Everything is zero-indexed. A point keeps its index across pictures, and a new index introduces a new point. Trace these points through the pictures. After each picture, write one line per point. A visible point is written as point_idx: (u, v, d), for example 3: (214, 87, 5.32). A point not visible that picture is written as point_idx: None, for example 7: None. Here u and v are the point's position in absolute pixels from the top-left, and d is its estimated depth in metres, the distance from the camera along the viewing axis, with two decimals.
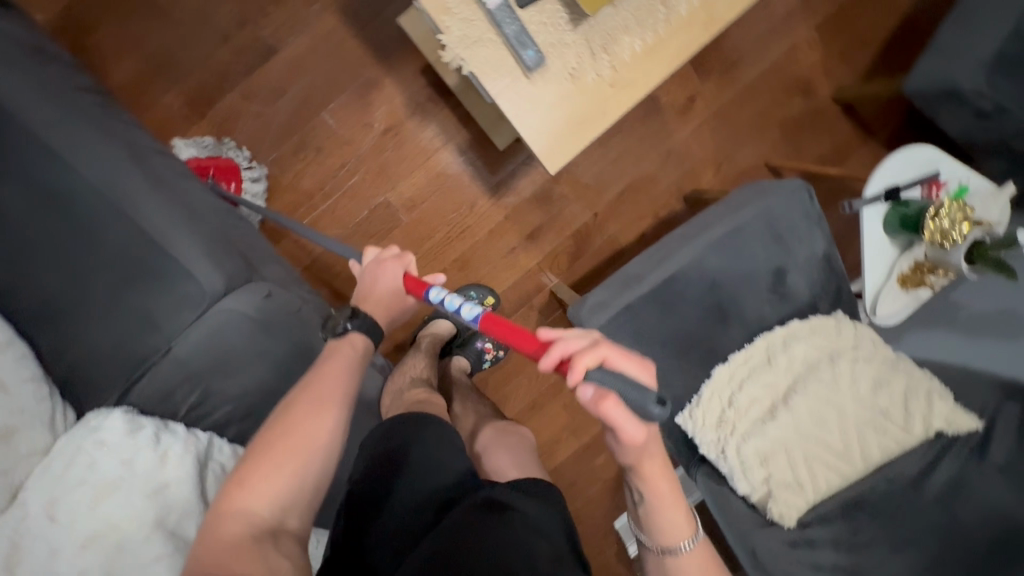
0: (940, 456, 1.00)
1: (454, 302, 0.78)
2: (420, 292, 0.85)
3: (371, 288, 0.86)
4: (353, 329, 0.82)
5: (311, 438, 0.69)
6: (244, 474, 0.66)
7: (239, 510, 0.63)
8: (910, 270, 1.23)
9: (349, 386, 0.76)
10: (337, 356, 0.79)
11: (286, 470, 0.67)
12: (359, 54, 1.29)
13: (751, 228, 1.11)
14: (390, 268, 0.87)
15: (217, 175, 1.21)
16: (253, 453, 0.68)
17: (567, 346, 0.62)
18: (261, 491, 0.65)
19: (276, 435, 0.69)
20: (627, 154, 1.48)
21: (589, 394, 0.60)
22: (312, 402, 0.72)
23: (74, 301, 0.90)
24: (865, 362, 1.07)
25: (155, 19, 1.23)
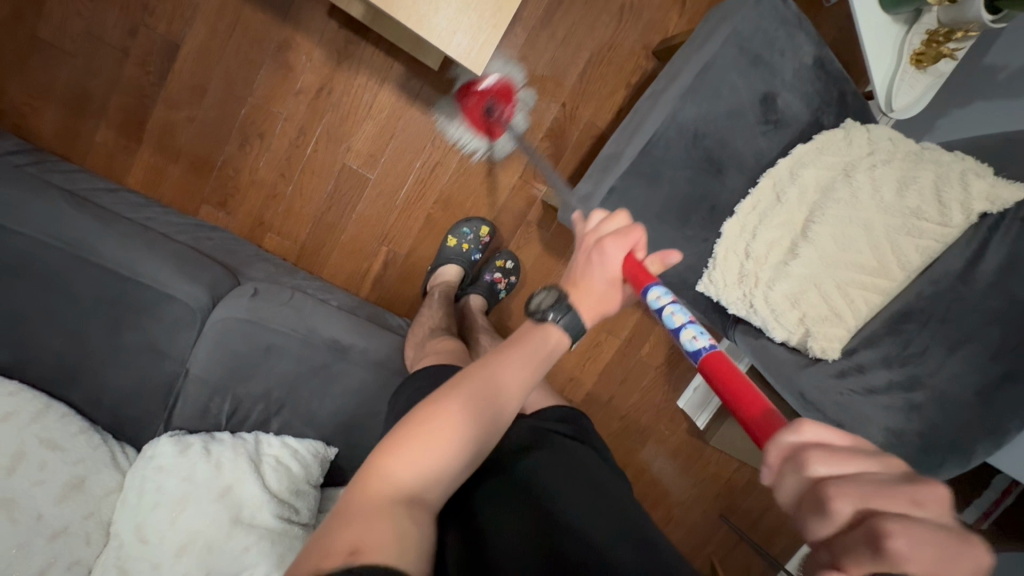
0: (988, 238, 0.89)
1: (676, 318, 0.62)
2: (638, 285, 0.65)
3: (585, 278, 0.67)
4: (557, 323, 0.66)
5: (482, 403, 0.60)
6: (398, 440, 0.56)
7: (388, 472, 0.54)
8: (923, 45, 1.06)
9: (526, 381, 0.64)
10: (541, 338, 0.67)
11: (445, 449, 0.56)
12: (260, 20, 1.20)
13: (723, 58, 0.96)
14: (613, 246, 0.66)
15: (498, 97, 1.32)
16: (414, 416, 0.58)
17: (784, 493, 0.41)
18: (417, 454, 0.55)
19: (447, 400, 0.59)
20: (577, 26, 1.32)
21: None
22: (503, 360, 0.64)
23: (85, 355, 0.93)
24: (886, 165, 0.95)
25: (52, 57, 1.17)
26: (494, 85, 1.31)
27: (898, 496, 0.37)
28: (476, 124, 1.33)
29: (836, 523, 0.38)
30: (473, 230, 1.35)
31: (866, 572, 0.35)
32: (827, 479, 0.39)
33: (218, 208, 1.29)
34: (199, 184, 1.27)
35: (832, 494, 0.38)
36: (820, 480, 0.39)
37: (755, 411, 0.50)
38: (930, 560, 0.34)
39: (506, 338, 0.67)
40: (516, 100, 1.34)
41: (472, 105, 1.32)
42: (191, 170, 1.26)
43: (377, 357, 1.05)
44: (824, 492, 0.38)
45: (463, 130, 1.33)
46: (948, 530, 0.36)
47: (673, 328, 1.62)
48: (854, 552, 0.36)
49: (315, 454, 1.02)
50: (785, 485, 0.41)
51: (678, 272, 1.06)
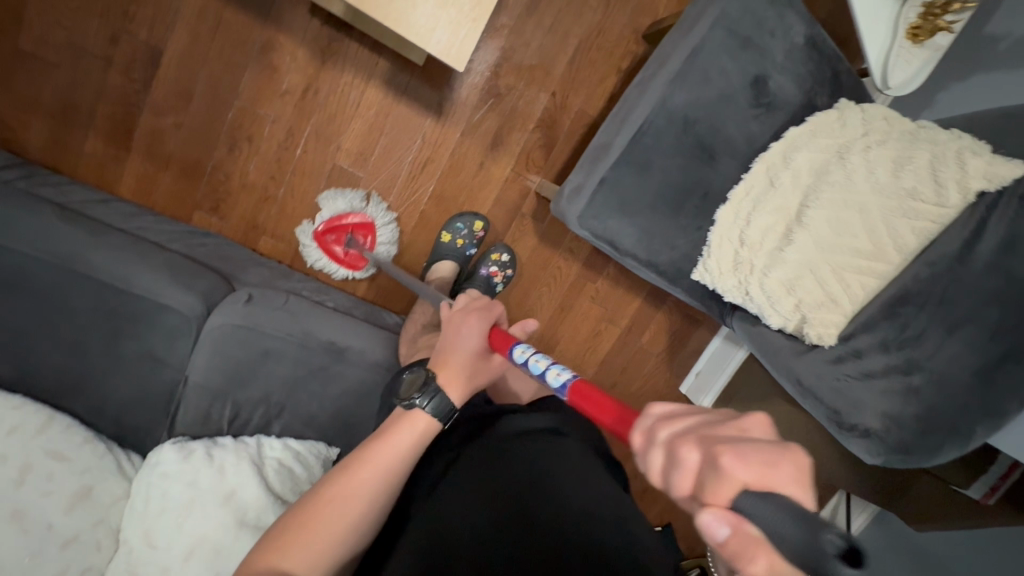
0: (985, 219, 0.86)
1: (539, 365, 0.73)
2: (502, 348, 0.79)
3: (450, 355, 0.78)
4: (426, 405, 0.72)
5: (345, 506, 0.67)
6: (274, 542, 0.65)
7: (268, 575, 0.62)
8: (919, 18, 1.03)
9: (395, 469, 0.70)
10: (401, 430, 0.72)
11: (315, 547, 0.65)
12: (241, 21, 1.18)
13: (711, 42, 0.94)
14: (478, 321, 0.80)
15: (355, 232, 1.28)
16: (299, 511, 0.67)
17: (650, 469, 0.45)
18: (295, 556, 0.63)
19: (327, 496, 0.67)
20: (564, 12, 1.30)
21: (724, 532, 0.38)
22: (362, 460, 0.69)
23: (84, 366, 0.94)
24: (880, 146, 0.94)
25: (36, 68, 1.16)
26: (346, 218, 1.27)
27: (726, 427, 0.43)
28: (337, 254, 1.29)
29: (689, 471, 0.41)
30: (466, 224, 1.34)
31: (721, 497, 0.39)
32: (671, 439, 0.44)
33: (211, 214, 1.29)
34: (190, 190, 1.27)
35: (678, 445, 0.42)
36: (670, 444, 0.44)
37: (608, 416, 0.61)
38: (759, 470, 0.39)
39: (386, 424, 0.74)
40: (377, 231, 1.30)
41: (331, 242, 1.29)
42: (182, 176, 1.26)
43: (373, 357, 1.06)
44: (672, 446, 0.43)
45: (322, 257, 1.29)
46: (770, 445, 0.41)
47: (672, 315, 1.62)
48: (708, 486, 0.40)
49: (317, 456, 1.03)
50: (651, 461, 0.45)
51: (673, 262, 1.05)
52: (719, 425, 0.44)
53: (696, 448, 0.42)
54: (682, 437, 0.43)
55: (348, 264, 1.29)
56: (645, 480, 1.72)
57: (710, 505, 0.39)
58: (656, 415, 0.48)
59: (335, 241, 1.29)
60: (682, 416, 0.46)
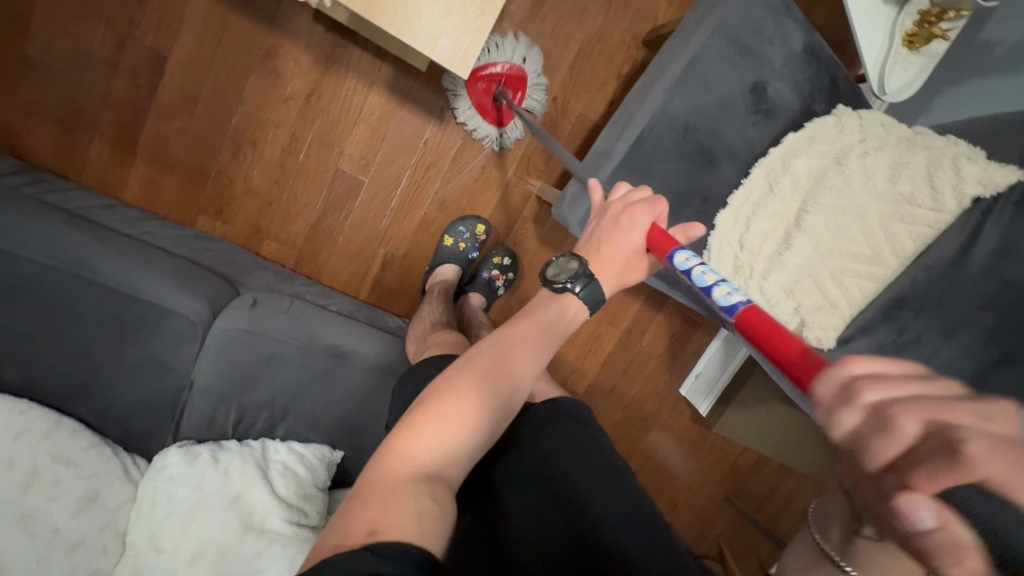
0: (982, 223, 0.88)
1: (706, 278, 0.60)
2: (663, 252, 0.65)
3: (607, 242, 0.69)
4: (580, 294, 0.68)
5: (491, 382, 0.61)
6: (417, 417, 0.57)
7: (409, 451, 0.54)
8: (915, 26, 1.05)
9: (533, 366, 0.65)
10: (550, 315, 0.68)
11: (462, 425, 0.57)
12: (245, 28, 1.19)
13: (710, 51, 0.96)
14: (641, 216, 0.69)
15: (508, 85, 1.29)
16: (438, 393, 0.59)
17: (839, 424, 0.38)
18: (434, 431, 0.55)
19: (465, 382, 0.60)
20: (566, 18, 1.31)
21: (930, 521, 0.35)
22: (505, 342, 0.65)
23: (90, 372, 0.95)
24: (878, 152, 0.95)
25: (42, 74, 1.17)
26: (506, 73, 1.28)
27: (958, 405, 0.36)
28: (484, 104, 1.30)
29: (900, 441, 0.36)
30: (468, 228, 1.35)
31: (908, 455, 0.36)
32: (881, 399, 0.37)
33: (214, 218, 1.29)
34: (194, 194, 1.28)
35: (898, 413, 0.36)
36: (876, 407, 0.37)
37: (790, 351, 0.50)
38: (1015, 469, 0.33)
39: (517, 317, 0.69)
40: (528, 88, 1.31)
41: (482, 91, 1.29)
42: (186, 180, 1.27)
43: (378, 361, 1.06)
44: (883, 409, 0.37)
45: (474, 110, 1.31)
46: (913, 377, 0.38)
47: (673, 317, 1.64)
48: (926, 468, 0.35)
49: (321, 458, 1.04)
50: (841, 415, 0.38)
51: (673, 266, 1.07)
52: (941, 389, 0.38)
53: (921, 405, 0.36)
54: (876, 395, 0.38)
55: (494, 117, 1.31)
56: (645, 481, 1.74)
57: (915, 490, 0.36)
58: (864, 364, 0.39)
59: (480, 89, 1.29)
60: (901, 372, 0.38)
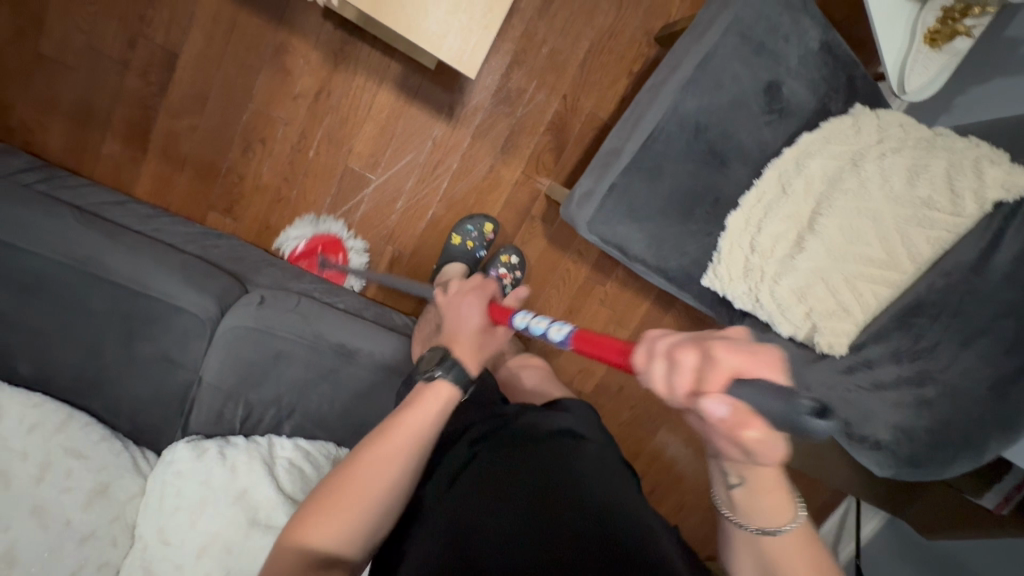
0: (1004, 228, 0.84)
1: (539, 325, 0.71)
2: (502, 321, 0.78)
3: (456, 329, 0.78)
4: (444, 377, 0.73)
5: (377, 475, 0.66)
6: (315, 506, 0.65)
7: (307, 536, 0.64)
8: (938, 22, 1.01)
9: (423, 440, 0.70)
10: (420, 406, 0.71)
11: (348, 517, 0.65)
12: (254, 26, 1.19)
13: (723, 49, 0.94)
14: (473, 299, 0.80)
15: (326, 252, 1.34)
16: (333, 480, 0.67)
17: (656, 377, 0.50)
18: (324, 524, 0.64)
19: (360, 465, 0.67)
20: (577, 14, 1.29)
21: (755, 431, 0.49)
22: (387, 437, 0.69)
23: (101, 368, 0.96)
24: (895, 153, 0.92)
25: (57, 72, 1.18)
26: (319, 240, 1.33)
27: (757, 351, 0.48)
28: (307, 250, 1.33)
29: (688, 372, 0.48)
30: (476, 227, 1.35)
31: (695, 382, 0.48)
32: (670, 347, 0.50)
33: (224, 215, 1.30)
34: (204, 191, 1.28)
35: (707, 364, 0.47)
36: (721, 364, 0.47)
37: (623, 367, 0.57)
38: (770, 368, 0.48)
39: (409, 396, 0.74)
40: (346, 246, 1.35)
41: (307, 269, 1.35)
42: (197, 178, 1.27)
43: (384, 361, 1.06)
44: (709, 351, 0.48)
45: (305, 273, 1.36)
46: (759, 345, 0.49)
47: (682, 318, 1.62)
48: (740, 400, 0.47)
49: (326, 455, 1.05)
50: (702, 377, 0.48)
51: (682, 268, 1.05)
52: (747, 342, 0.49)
53: (733, 358, 0.47)
54: (718, 354, 0.47)
55: (324, 276, 1.34)
56: (652, 483, 1.73)
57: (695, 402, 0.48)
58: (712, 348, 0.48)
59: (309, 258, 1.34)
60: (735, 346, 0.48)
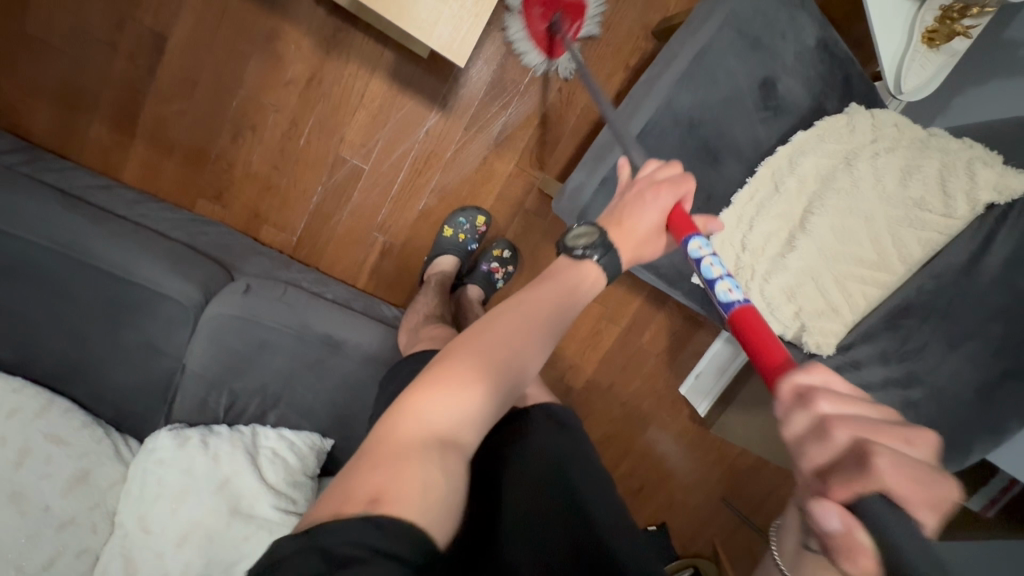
0: (995, 231, 0.84)
1: (713, 270, 0.64)
2: (681, 230, 0.71)
3: (629, 218, 0.73)
4: (598, 262, 0.71)
5: (508, 348, 0.59)
6: (430, 380, 0.54)
7: (422, 414, 0.51)
8: (936, 22, 1.00)
9: (556, 316, 0.66)
10: (569, 286, 0.69)
11: (486, 385, 0.55)
12: (246, 10, 1.17)
13: (718, 43, 0.93)
14: (665, 194, 0.73)
15: (566, 13, 1.25)
16: (451, 353, 0.58)
17: (788, 422, 0.44)
18: (453, 395, 0.53)
19: (481, 341, 0.60)
20: (574, 6, 1.28)
21: (837, 523, 0.39)
22: (535, 305, 0.65)
23: (82, 354, 0.95)
24: (889, 153, 0.91)
25: (43, 53, 1.16)
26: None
27: (886, 431, 0.41)
28: (539, 36, 1.26)
29: (831, 446, 0.41)
30: (469, 219, 1.34)
31: (851, 488, 0.39)
32: (831, 411, 0.42)
33: (214, 201, 1.29)
34: (194, 177, 1.27)
35: (832, 423, 0.41)
36: (823, 412, 0.42)
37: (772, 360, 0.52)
38: (906, 480, 0.38)
39: (540, 279, 0.70)
40: (585, 16, 1.27)
41: (536, 17, 1.25)
42: (186, 163, 1.26)
43: (372, 352, 1.05)
44: (814, 400, 0.43)
45: (523, 37, 1.26)
46: (887, 419, 0.42)
47: (674, 315, 1.62)
48: (843, 474, 0.40)
49: (311, 446, 1.04)
50: (792, 416, 0.44)
51: (673, 265, 1.05)
52: (881, 419, 0.42)
53: (868, 421, 0.41)
54: (823, 403, 0.42)
55: (546, 48, 1.27)
56: (641, 479, 1.73)
57: (830, 496, 0.41)
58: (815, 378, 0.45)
59: (536, 15, 1.25)
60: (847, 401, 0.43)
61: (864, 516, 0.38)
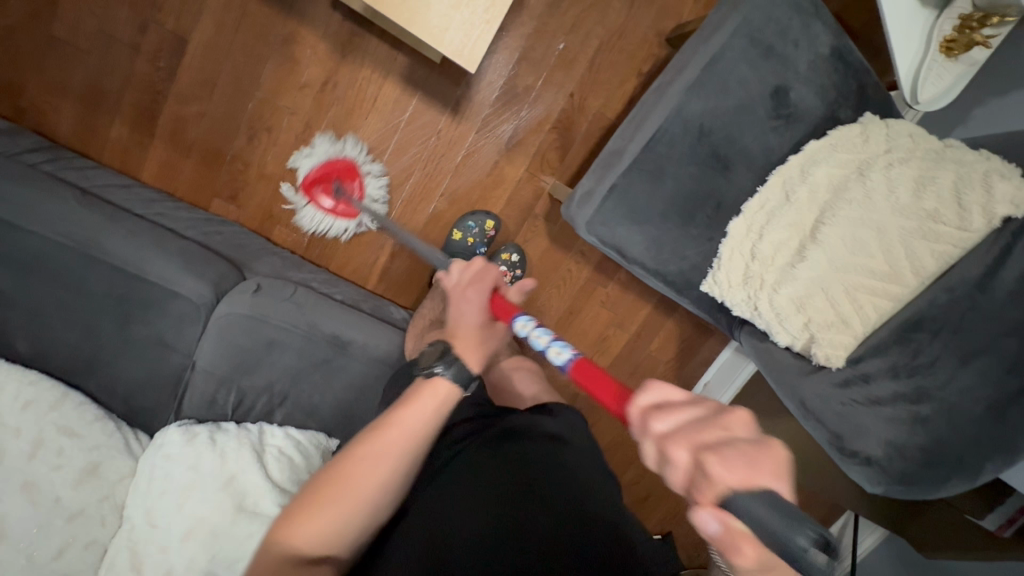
0: (1012, 244, 0.82)
1: (540, 342, 0.71)
2: (505, 318, 0.76)
3: (457, 322, 0.75)
4: (444, 375, 0.68)
5: (364, 474, 0.63)
6: (302, 507, 0.62)
7: (287, 540, 0.60)
8: (955, 31, 0.99)
9: (419, 438, 0.66)
10: (421, 404, 0.67)
11: (337, 511, 0.62)
12: (265, 14, 1.20)
13: (730, 52, 0.93)
14: (473, 293, 0.76)
15: (340, 178, 1.28)
16: (325, 479, 0.63)
17: (645, 457, 0.50)
18: (311, 525, 0.61)
19: (349, 465, 0.63)
20: (586, 13, 1.28)
21: (715, 527, 0.46)
22: (402, 422, 0.65)
23: (96, 350, 0.96)
24: (903, 165, 0.90)
25: (68, 55, 1.19)
26: (333, 164, 1.28)
27: (707, 425, 0.48)
28: (332, 207, 1.29)
29: (681, 469, 0.47)
30: (477, 223, 1.35)
31: (714, 497, 0.45)
32: (665, 432, 0.48)
33: (228, 202, 1.31)
34: (210, 177, 1.29)
35: (670, 446, 0.47)
36: (657, 435, 0.49)
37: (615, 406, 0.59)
38: (739, 468, 0.45)
39: (404, 394, 0.69)
40: (362, 177, 1.30)
41: (323, 198, 1.29)
42: (202, 164, 1.28)
43: (379, 353, 1.06)
44: (667, 444, 0.48)
45: (324, 218, 1.30)
46: (759, 445, 0.47)
47: (683, 323, 1.61)
48: (703, 491, 0.46)
49: (317, 445, 1.05)
50: (669, 469, 0.48)
51: (682, 273, 1.04)
52: (711, 418, 0.48)
53: (723, 456, 0.45)
54: (670, 441, 0.47)
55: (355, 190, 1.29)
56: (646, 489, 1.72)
57: (695, 503, 0.47)
58: (664, 422, 0.49)
59: (323, 199, 1.29)
60: (684, 414, 0.49)
61: (732, 513, 0.44)
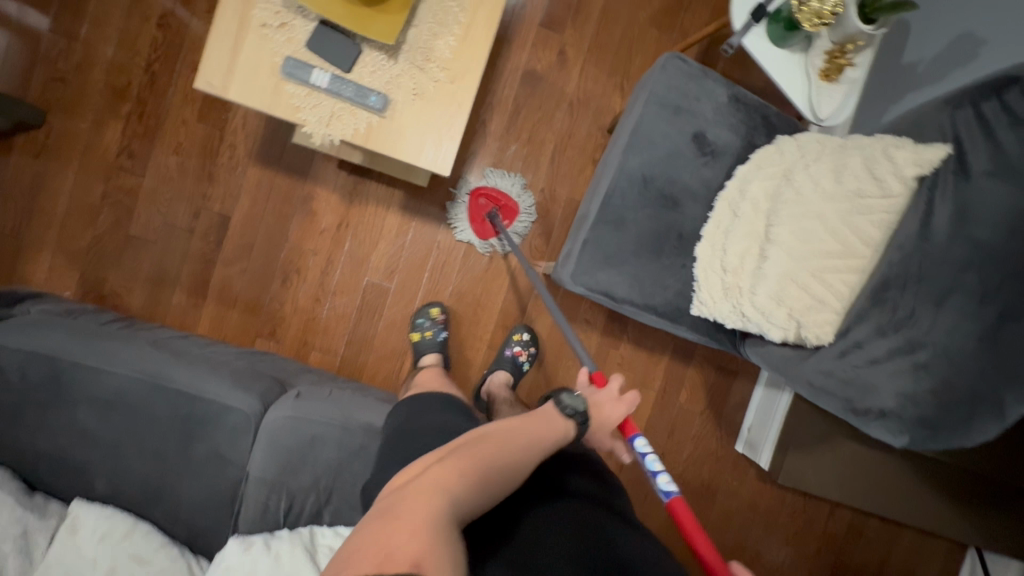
0: (930, 197, 0.94)
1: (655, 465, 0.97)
2: (627, 434, 1.02)
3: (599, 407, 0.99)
4: (573, 417, 0.86)
5: (508, 451, 0.71)
6: (449, 467, 0.64)
7: (442, 493, 0.60)
8: (826, 62, 1.20)
9: (542, 444, 0.77)
10: (544, 425, 0.80)
11: (484, 477, 0.66)
12: (287, 185, 1.51)
13: (647, 116, 1.14)
14: (617, 402, 1.01)
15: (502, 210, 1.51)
16: (467, 446, 0.69)
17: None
18: (463, 483, 0.63)
19: (485, 444, 0.70)
20: (539, 125, 1.57)
21: None
22: (528, 432, 0.77)
23: (164, 476, 1.07)
24: (819, 162, 1.04)
25: (139, 248, 1.49)
26: (508, 199, 1.53)
27: None
28: (477, 218, 1.51)
29: None
30: (427, 317, 1.48)
31: None
32: None
33: (270, 338, 1.51)
34: (253, 321, 1.51)
35: None
36: None
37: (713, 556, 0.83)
38: None
39: (526, 416, 0.81)
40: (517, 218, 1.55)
41: (480, 204, 1.52)
42: (245, 312, 1.51)
43: None
44: None
45: (465, 219, 1.52)
46: None
47: (704, 368, 1.64)
48: None
49: None
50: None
51: (669, 301, 1.14)
52: None
53: None
54: None
55: (483, 228, 1.51)
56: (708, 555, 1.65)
57: None
58: None
59: (477, 204, 1.51)
60: None
61: None
